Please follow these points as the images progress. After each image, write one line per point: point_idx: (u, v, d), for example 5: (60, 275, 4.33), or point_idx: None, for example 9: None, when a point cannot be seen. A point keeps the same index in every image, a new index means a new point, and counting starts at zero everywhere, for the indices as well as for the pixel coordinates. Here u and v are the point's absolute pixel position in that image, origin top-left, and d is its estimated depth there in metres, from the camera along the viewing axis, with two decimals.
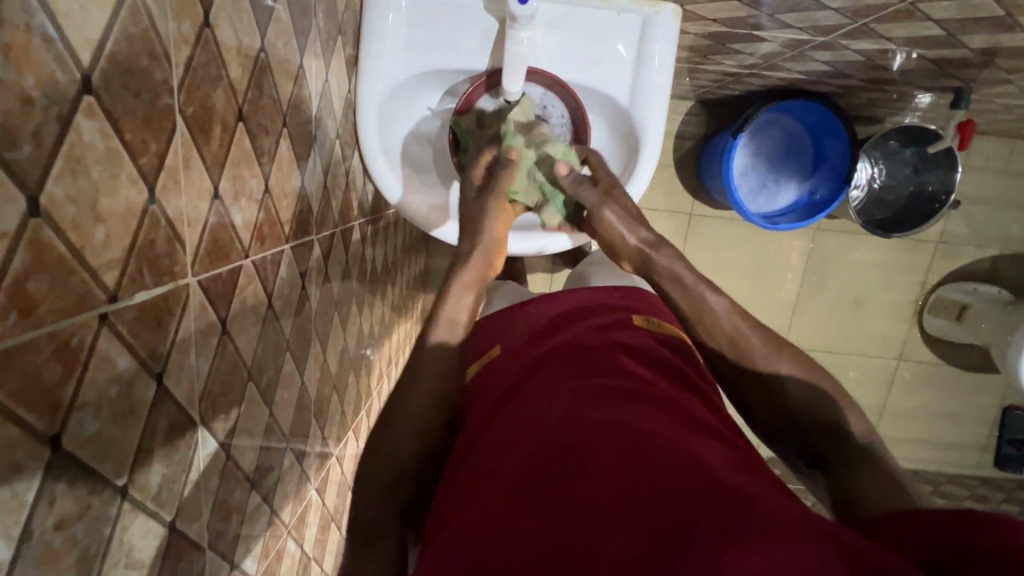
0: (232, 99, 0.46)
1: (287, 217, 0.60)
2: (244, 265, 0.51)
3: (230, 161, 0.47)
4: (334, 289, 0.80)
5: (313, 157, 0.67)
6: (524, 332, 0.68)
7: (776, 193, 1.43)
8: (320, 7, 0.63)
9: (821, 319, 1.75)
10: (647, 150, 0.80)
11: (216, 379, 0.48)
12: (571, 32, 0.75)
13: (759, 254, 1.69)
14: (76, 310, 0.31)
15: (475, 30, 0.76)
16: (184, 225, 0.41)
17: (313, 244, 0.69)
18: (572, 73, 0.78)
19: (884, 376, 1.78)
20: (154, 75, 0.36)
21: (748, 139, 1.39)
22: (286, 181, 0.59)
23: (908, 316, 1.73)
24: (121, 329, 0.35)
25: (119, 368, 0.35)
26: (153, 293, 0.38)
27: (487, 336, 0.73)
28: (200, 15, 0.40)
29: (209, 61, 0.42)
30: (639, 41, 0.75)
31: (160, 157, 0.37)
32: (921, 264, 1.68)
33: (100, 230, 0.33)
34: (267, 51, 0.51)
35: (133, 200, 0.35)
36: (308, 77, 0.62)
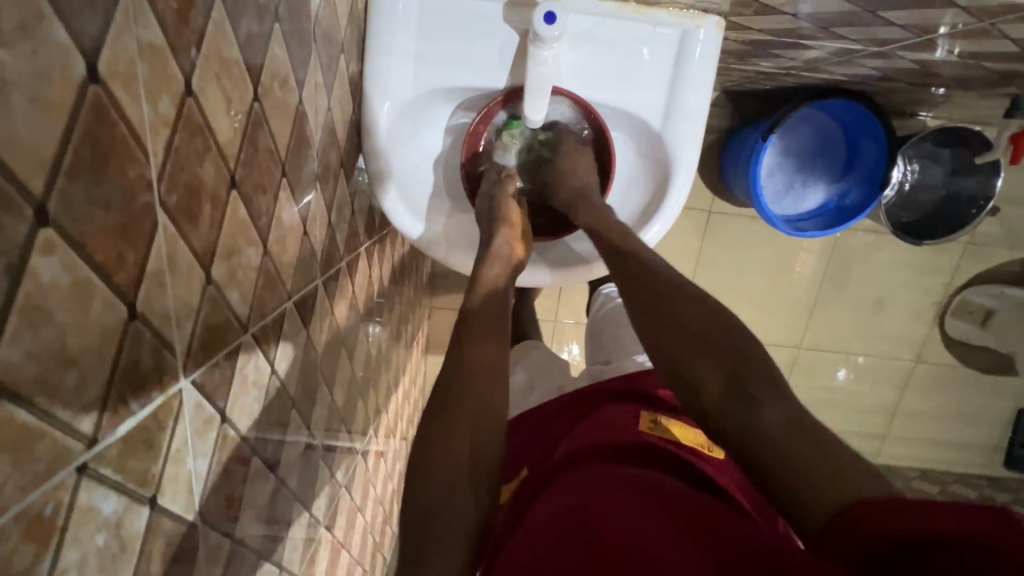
0: (223, 168, 0.40)
1: (287, 272, 0.55)
2: (244, 341, 0.46)
3: (223, 237, 0.41)
4: (341, 326, 0.75)
5: (316, 196, 0.61)
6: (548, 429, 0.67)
7: (802, 195, 1.35)
8: (320, 30, 0.56)
9: (839, 322, 1.66)
10: (679, 180, 0.73)
11: (217, 470, 0.45)
12: (600, 47, 0.68)
13: (777, 253, 1.60)
14: (47, 476, 0.27)
15: (493, 44, 0.68)
16: (174, 327, 0.36)
17: (317, 289, 0.64)
18: (598, 92, 0.71)
19: (898, 379, 1.71)
20: (129, 174, 0.30)
21: (778, 138, 1.30)
22: (287, 234, 0.53)
23: (930, 318, 1.64)
24: (104, 471, 0.31)
25: (104, 513, 0.31)
26: (138, 417, 0.34)
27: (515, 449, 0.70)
28: (180, 85, 0.34)
29: (195, 133, 0.36)
30: (675, 59, 0.68)
31: (140, 266, 0.32)
32: (947, 264, 1.58)
33: (72, 377, 0.28)
34: (261, 99, 0.45)
35: (112, 325, 0.30)
36: (308, 111, 0.56)
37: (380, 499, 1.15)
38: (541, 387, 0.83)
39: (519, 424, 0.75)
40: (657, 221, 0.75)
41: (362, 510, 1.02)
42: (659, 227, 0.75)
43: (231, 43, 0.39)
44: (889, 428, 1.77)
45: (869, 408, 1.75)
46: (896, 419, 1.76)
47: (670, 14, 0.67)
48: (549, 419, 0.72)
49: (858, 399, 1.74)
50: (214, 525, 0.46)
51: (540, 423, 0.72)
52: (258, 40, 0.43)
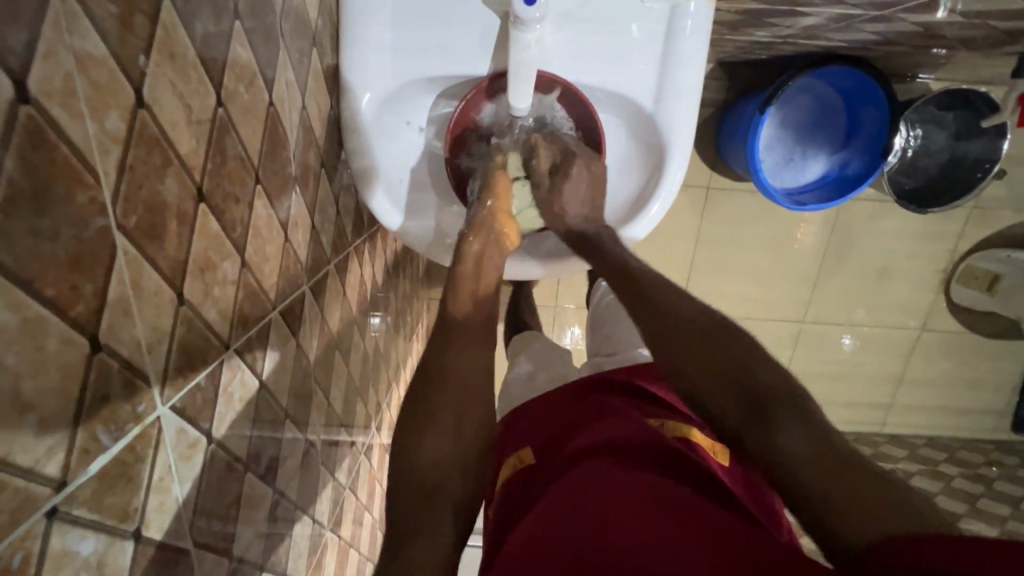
0: (188, 181, 0.38)
1: (271, 282, 0.53)
2: (226, 358, 0.45)
3: (194, 255, 0.39)
4: (333, 329, 0.73)
5: (297, 200, 0.58)
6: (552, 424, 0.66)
7: (803, 166, 1.31)
8: (287, 22, 0.52)
9: (843, 292, 1.64)
10: (674, 162, 0.71)
11: (207, 493, 0.44)
12: (586, 26, 0.65)
13: (779, 226, 1.56)
14: (14, 526, 0.26)
15: (474, 28, 0.65)
16: (145, 355, 0.34)
17: (305, 295, 0.62)
18: (585, 74, 0.68)
19: (904, 348, 1.70)
20: (76, 199, 0.28)
21: (776, 108, 1.26)
22: (267, 243, 0.51)
23: (935, 286, 1.62)
24: (77, 512, 0.30)
25: (83, 554, 0.30)
26: (113, 453, 0.32)
27: (509, 436, 0.70)
28: (130, 97, 0.32)
29: (152, 148, 0.34)
30: (665, 35, 0.65)
31: (99, 296, 0.30)
32: (952, 230, 1.54)
33: (30, 424, 0.26)
34: (226, 104, 0.42)
35: (70, 360, 0.28)
36: (281, 111, 0.53)
37: (388, 494, 1.15)
38: (541, 381, 0.82)
39: (516, 416, 0.73)
40: (653, 206, 0.73)
41: (369, 507, 1.02)
42: (654, 213, 0.73)
43: (185, 45, 0.37)
44: (894, 398, 1.76)
45: (874, 379, 1.74)
46: (902, 388, 1.75)
47: None
48: (547, 410, 0.71)
49: (863, 369, 1.74)
50: (210, 546, 0.45)
51: (536, 414, 0.71)
52: (218, 40, 0.41)
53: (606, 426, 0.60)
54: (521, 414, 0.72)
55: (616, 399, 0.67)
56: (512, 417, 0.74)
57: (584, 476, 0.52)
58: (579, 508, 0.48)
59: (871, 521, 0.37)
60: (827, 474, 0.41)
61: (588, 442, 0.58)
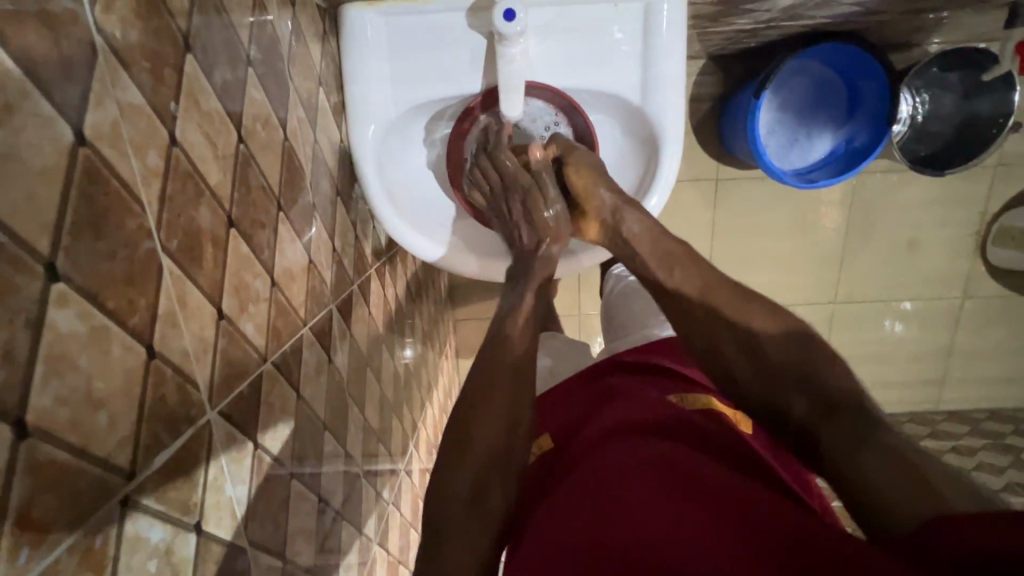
0: (219, 210, 0.43)
1: (300, 300, 0.57)
2: (265, 370, 0.48)
3: (228, 275, 0.43)
4: (362, 348, 0.77)
5: (318, 225, 0.63)
6: (573, 409, 0.66)
7: (808, 146, 1.31)
8: (294, 66, 0.58)
9: (872, 267, 1.61)
10: (668, 151, 0.73)
11: (258, 495, 0.47)
12: (567, 35, 0.69)
13: (796, 209, 1.55)
14: (93, 511, 0.29)
15: (462, 51, 0.70)
16: (193, 364, 0.38)
17: (332, 314, 0.66)
18: (571, 79, 0.71)
19: (948, 319, 1.64)
20: (127, 225, 0.33)
21: (773, 92, 1.27)
22: (293, 264, 0.56)
23: (970, 250, 1.57)
24: (146, 501, 0.33)
25: (153, 541, 0.34)
26: (172, 450, 0.36)
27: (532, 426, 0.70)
28: (165, 137, 0.37)
29: (186, 181, 0.39)
30: (643, 32, 0.68)
31: (151, 309, 0.34)
32: (978, 191, 1.51)
33: (101, 418, 0.30)
34: (246, 140, 0.47)
35: (131, 365, 0.32)
36: (296, 144, 0.58)
37: None
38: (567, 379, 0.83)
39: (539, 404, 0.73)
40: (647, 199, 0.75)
41: (415, 525, 1.04)
42: (656, 203, 0.75)
43: (208, 93, 0.42)
44: (946, 372, 1.69)
45: (920, 354, 1.68)
46: (952, 361, 1.68)
47: None
48: (567, 395, 0.70)
49: (907, 346, 1.68)
50: (265, 547, 0.48)
51: (557, 400, 0.71)
52: (235, 85, 0.46)
53: (628, 404, 0.60)
54: (542, 405, 0.73)
55: (639, 379, 0.67)
56: (534, 407, 0.74)
57: (603, 468, 0.49)
58: (592, 507, 0.45)
59: (901, 487, 0.39)
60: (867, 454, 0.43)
61: (611, 421, 0.57)
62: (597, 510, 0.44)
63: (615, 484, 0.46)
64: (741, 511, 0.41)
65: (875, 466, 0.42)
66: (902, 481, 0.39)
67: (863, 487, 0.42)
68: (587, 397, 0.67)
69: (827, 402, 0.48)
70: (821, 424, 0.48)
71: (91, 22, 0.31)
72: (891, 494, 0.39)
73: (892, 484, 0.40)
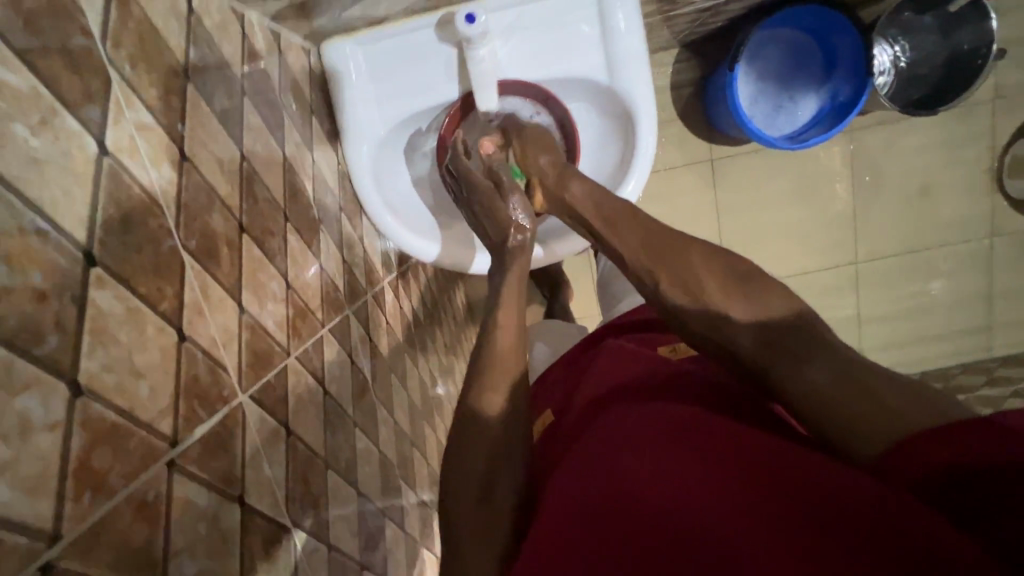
0: (230, 216, 0.47)
1: (317, 302, 0.61)
2: (289, 363, 0.52)
3: (245, 274, 0.48)
4: (384, 354, 0.80)
5: (325, 237, 0.68)
6: (567, 382, 0.67)
7: (795, 109, 1.33)
8: (287, 96, 0.65)
9: (889, 221, 1.58)
10: (645, 120, 0.76)
11: (295, 478, 0.50)
12: (529, 32, 0.73)
13: (798, 176, 1.55)
14: (143, 470, 0.32)
15: (437, 63, 0.75)
16: (221, 348, 0.42)
17: (350, 318, 0.70)
18: (540, 71, 0.76)
19: (982, 261, 1.59)
20: (149, 223, 0.38)
21: (748, 65, 1.31)
22: (306, 269, 0.60)
23: (988, 187, 1.54)
24: (191, 468, 0.36)
25: (200, 506, 0.37)
26: (210, 424, 0.39)
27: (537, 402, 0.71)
28: (176, 152, 0.42)
29: (198, 190, 0.44)
30: (599, 15, 0.72)
31: (178, 297, 0.39)
32: (981, 127, 1.50)
33: (143, 386, 0.34)
34: (249, 158, 0.53)
35: (165, 343, 0.37)
36: (297, 165, 0.64)
37: None
38: None
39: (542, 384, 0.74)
40: (629, 180, 0.78)
41: None
42: (642, 172, 0.78)
43: (211, 117, 0.48)
44: (991, 316, 1.62)
45: (960, 301, 1.62)
46: (996, 304, 1.61)
47: None
48: (565, 372, 0.71)
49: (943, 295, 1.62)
50: (308, 531, 0.50)
51: (559, 378, 0.71)
52: (233, 109, 0.52)
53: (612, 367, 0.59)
54: (544, 383, 0.73)
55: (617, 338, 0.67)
56: (539, 386, 0.74)
57: (593, 436, 0.48)
58: (585, 481, 0.44)
59: (868, 409, 0.38)
60: (816, 373, 0.41)
61: (595, 393, 0.57)
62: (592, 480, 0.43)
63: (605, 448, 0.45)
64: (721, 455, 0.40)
65: (832, 391, 0.40)
66: (863, 399, 0.38)
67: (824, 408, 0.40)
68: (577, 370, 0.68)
69: (766, 329, 0.45)
70: (770, 352, 0.44)
71: (105, 56, 0.37)
72: (857, 422, 0.38)
73: (856, 408, 0.38)
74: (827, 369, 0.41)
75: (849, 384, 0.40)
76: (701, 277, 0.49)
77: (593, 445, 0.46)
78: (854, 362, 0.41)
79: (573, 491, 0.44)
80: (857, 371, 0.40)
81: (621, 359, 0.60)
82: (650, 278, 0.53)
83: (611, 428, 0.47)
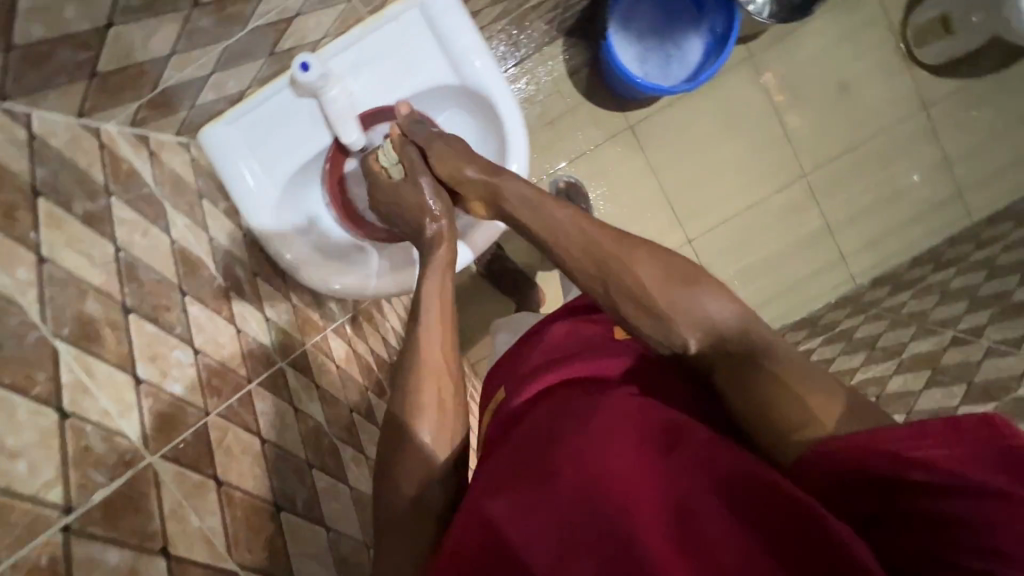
0: (110, 301, 0.51)
1: (237, 362, 0.64)
2: (210, 421, 0.54)
3: (138, 348, 0.51)
4: (340, 397, 0.82)
5: (240, 302, 0.71)
6: (514, 362, 0.67)
7: (684, 54, 1.36)
8: (165, 189, 0.70)
9: (820, 127, 1.58)
10: (506, 106, 0.80)
11: (236, 526, 0.51)
12: (372, 61, 0.79)
13: (717, 114, 1.57)
14: (31, 537, 0.36)
15: (301, 115, 0.80)
16: (116, 418, 0.45)
17: (285, 370, 0.72)
18: (394, 93, 0.80)
19: (926, 134, 1.58)
20: (8, 323, 0.41)
21: (624, 30, 1.36)
22: (217, 335, 0.63)
23: (902, 64, 1.56)
24: (93, 529, 0.40)
25: (111, 562, 0.40)
26: (112, 488, 0.42)
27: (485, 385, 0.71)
28: (33, 256, 0.46)
29: (65, 284, 0.47)
30: (429, 28, 0.78)
31: (53, 380, 0.42)
32: (873, 12, 1.54)
33: (21, 463, 0.37)
34: (125, 248, 0.57)
35: (43, 423, 0.40)
36: (189, 245, 0.68)
37: None
38: None
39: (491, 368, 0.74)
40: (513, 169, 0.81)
41: None
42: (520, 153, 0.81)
43: (72, 219, 0.52)
44: (958, 183, 1.59)
45: (922, 179, 1.60)
46: (957, 170, 1.59)
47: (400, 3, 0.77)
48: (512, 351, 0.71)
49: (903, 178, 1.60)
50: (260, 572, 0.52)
51: (507, 356, 0.71)
52: (99, 209, 0.56)
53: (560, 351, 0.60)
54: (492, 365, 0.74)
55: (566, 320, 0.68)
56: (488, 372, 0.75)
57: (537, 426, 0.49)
58: (524, 469, 0.45)
59: (805, 419, 0.43)
60: (766, 387, 0.45)
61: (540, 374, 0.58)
62: (529, 469, 0.44)
63: (547, 439, 0.46)
64: (658, 454, 0.42)
65: (778, 407, 0.44)
66: (803, 411, 0.43)
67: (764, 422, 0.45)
68: (523, 349, 0.68)
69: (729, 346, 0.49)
70: (731, 366, 0.48)
71: None
72: (796, 433, 0.43)
73: (797, 422, 0.43)
74: (774, 383, 0.45)
75: (791, 395, 0.44)
76: (655, 283, 0.52)
77: (537, 436, 0.48)
78: (801, 373, 0.46)
79: (509, 481, 0.45)
80: (804, 384, 0.45)
81: (559, 341, 0.61)
82: (601, 285, 0.55)
83: (555, 418, 0.48)
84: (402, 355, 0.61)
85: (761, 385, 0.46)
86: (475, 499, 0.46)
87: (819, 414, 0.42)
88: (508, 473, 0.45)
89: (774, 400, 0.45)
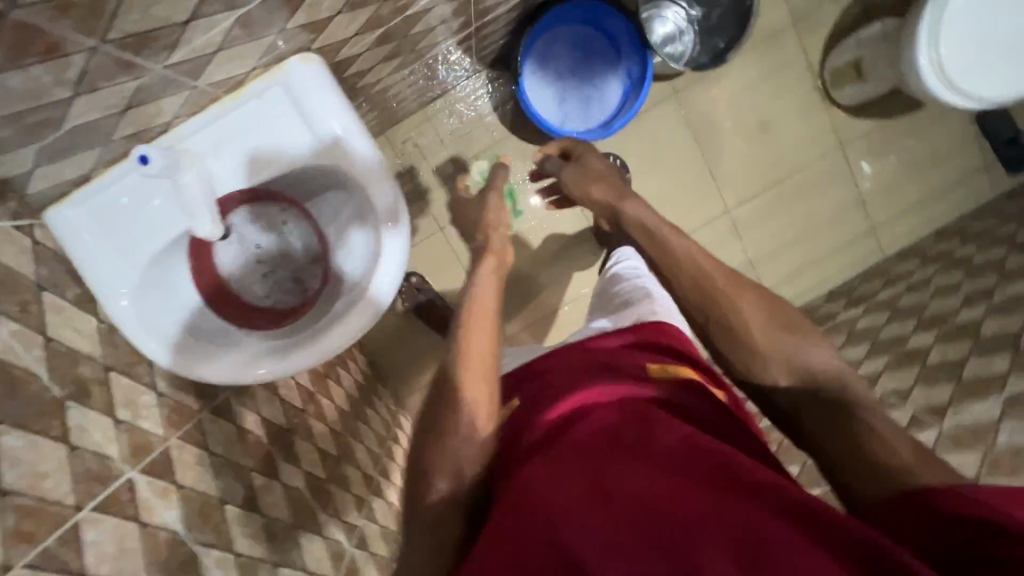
0: None
1: (67, 488, 0.61)
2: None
3: None
4: (211, 490, 0.78)
5: (81, 410, 0.67)
6: (576, 358, 0.74)
7: (601, 96, 1.35)
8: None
9: (743, 163, 1.57)
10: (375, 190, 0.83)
11: None
12: (232, 141, 0.80)
13: (641, 149, 1.54)
14: None
15: (159, 195, 0.78)
16: None
17: (132, 481, 0.68)
18: (263, 176, 0.83)
19: (844, 173, 1.61)
20: None
21: (541, 69, 1.33)
22: (41, 462, 0.60)
23: (821, 102, 1.58)
24: None
25: None
26: None
27: (524, 375, 0.76)
28: None
29: None
30: (293, 113, 0.80)
31: None
32: (792, 48, 1.55)
33: None
34: None
35: None
36: (15, 356, 0.63)
37: None
38: None
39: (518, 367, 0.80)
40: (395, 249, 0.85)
41: None
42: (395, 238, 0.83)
43: None
44: (875, 221, 1.64)
45: (842, 216, 1.62)
46: (875, 208, 1.63)
47: (261, 83, 0.79)
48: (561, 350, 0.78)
49: (826, 215, 1.62)
50: None
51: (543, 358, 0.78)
52: None
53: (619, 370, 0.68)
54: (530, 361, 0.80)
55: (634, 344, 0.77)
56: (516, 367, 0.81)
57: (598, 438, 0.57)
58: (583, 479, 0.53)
59: (857, 474, 0.61)
60: (831, 440, 0.65)
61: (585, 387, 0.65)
62: (586, 477, 0.53)
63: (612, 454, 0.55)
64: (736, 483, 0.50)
65: (878, 452, 0.61)
66: (864, 468, 0.61)
67: (843, 474, 0.63)
68: (581, 354, 0.75)
69: (820, 400, 0.68)
70: (811, 408, 0.69)
71: None
72: (868, 475, 0.61)
73: (869, 465, 0.61)
74: (837, 447, 0.64)
75: (852, 456, 0.63)
76: (780, 315, 0.74)
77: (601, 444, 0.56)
78: (868, 442, 0.63)
79: (564, 486, 0.53)
80: (863, 430, 0.64)
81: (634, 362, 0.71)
82: (713, 344, 0.77)
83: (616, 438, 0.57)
84: (453, 352, 0.72)
85: (825, 443, 0.66)
86: (528, 496, 0.53)
87: (876, 470, 0.60)
88: (568, 476, 0.54)
89: (849, 464, 0.62)
